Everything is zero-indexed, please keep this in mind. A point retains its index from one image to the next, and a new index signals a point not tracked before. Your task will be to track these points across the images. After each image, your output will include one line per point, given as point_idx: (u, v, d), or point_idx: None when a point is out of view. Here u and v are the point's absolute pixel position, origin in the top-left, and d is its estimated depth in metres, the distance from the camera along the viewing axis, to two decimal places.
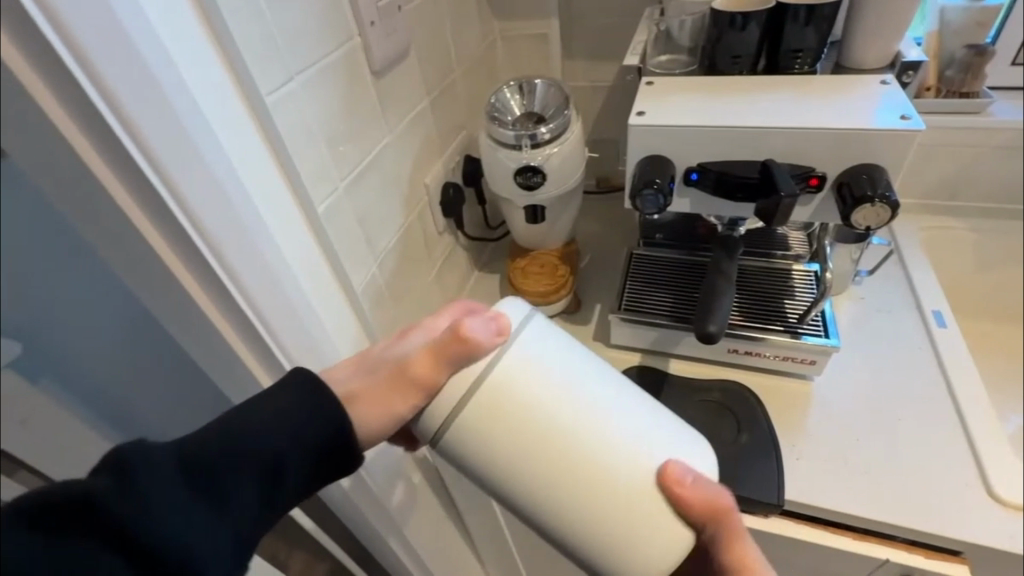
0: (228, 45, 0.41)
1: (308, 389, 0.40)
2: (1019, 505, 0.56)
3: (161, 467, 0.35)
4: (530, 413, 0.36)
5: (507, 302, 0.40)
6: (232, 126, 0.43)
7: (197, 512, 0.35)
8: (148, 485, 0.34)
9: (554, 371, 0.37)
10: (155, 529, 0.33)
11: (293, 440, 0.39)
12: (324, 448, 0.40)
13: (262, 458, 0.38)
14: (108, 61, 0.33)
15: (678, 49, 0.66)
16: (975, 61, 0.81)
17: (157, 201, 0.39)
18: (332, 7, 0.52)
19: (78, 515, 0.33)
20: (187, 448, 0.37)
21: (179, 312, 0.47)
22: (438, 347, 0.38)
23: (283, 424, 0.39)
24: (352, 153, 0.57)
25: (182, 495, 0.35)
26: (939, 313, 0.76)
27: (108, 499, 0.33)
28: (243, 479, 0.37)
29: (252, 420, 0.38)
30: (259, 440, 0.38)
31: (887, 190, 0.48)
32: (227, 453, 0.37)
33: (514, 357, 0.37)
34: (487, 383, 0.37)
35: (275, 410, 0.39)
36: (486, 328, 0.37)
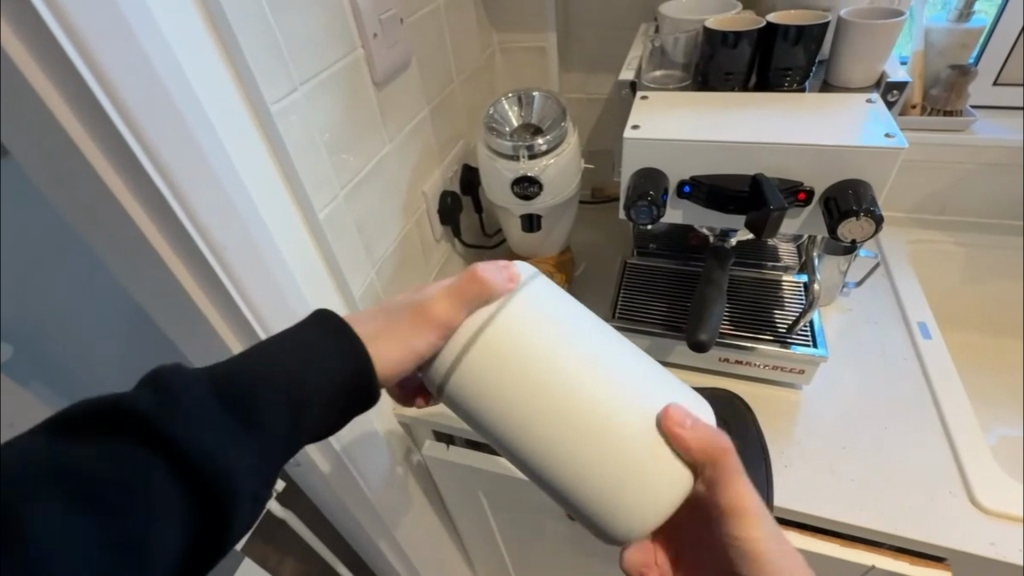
0: (235, 56, 0.42)
1: (332, 333, 0.41)
2: (1000, 512, 0.57)
3: (199, 385, 0.36)
4: (540, 366, 0.37)
5: (516, 258, 0.42)
6: (237, 133, 0.44)
7: (230, 432, 0.36)
8: (184, 399, 0.35)
9: (557, 322, 0.38)
10: (189, 439, 0.34)
11: (325, 368, 0.40)
12: (347, 385, 0.41)
13: (294, 384, 0.39)
14: (119, 69, 0.35)
15: (673, 65, 0.68)
16: (959, 82, 0.84)
17: (163, 205, 0.40)
18: (337, 19, 0.53)
19: (121, 424, 0.34)
20: (219, 371, 0.38)
21: (179, 313, 0.48)
22: (455, 289, 0.39)
23: (315, 351, 0.40)
24: (353, 161, 0.58)
25: (215, 411, 0.36)
26: (925, 324, 0.77)
27: (146, 407, 0.34)
28: (274, 401, 0.38)
29: (285, 345, 0.40)
30: (289, 366, 0.39)
31: (872, 205, 0.50)
32: (261, 376, 0.38)
33: (521, 307, 0.38)
34: (494, 332, 0.37)
35: (307, 337, 0.40)
36: (500, 273, 0.39)
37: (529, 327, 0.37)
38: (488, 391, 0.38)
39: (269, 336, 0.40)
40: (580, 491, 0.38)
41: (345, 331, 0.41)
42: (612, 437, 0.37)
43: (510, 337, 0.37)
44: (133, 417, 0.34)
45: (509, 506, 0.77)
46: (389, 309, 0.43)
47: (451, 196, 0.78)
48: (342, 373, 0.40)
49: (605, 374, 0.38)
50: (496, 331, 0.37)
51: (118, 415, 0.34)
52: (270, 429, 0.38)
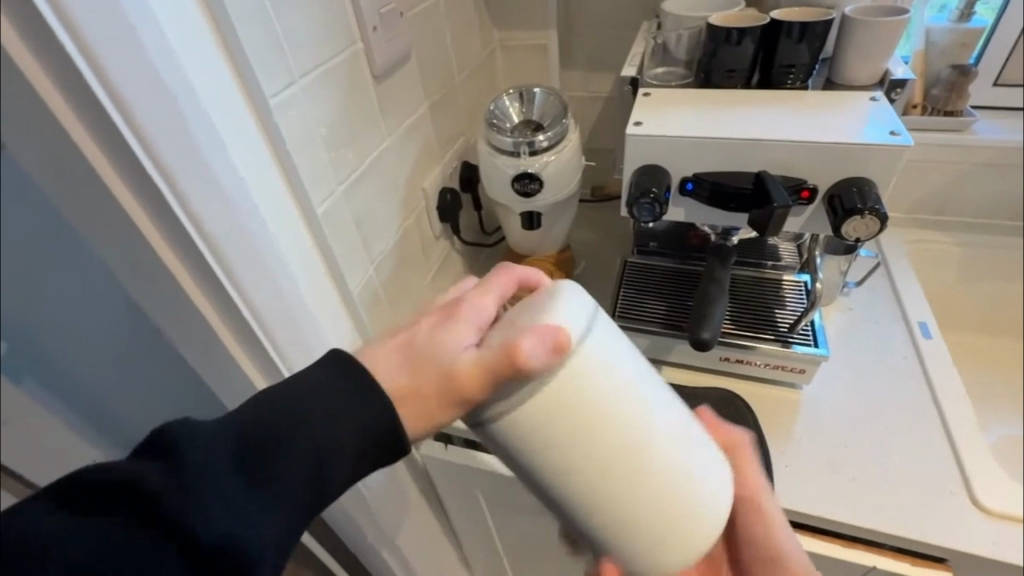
0: (233, 46, 0.41)
1: (353, 385, 0.38)
2: (1001, 513, 0.57)
3: (209, 454, 0.35)
4: (600, 420, 0.35)
5: (563, 296, 0.36)
6: (235, 126, 0.43)
7: (245, 504, 0.35)
8: (196, 470, 0.34)
9: (621, 366, 0.36)
10: (202, 514, 0.33)
11: (348, 434, 0.37)
12: (369, 445, 0.38)
13: (310, 445, 0.37)
14: (113, 56, 0.33)
15: (675, 62, 0.68)
16: (960, 81, 0.83)
17: (158, 199, 0.39)
18: (336, 12, 0.52)
19: (131, 494, 0.34)
20: (233, 435, 0.36)
21: (174, 311, 0.47)
22: (492, 355, 0.34)
23: (333, 413, 0.37)
24: (352, 156, 0.57)
25: (227, 483, 0.35)
26: (925, 324, 0.77)
27: (157, 479, 0.33)
28: (293, 468, 0.36)
29: (303, 404, 0.37)
30: (307, 427, 0.37)
31: (877, 203, 0.49)
32: (276, 439, 0.36)
33: (585, 361, 0.34)
34: (557, 390, 0.34)
35: (325, 396, 0.38)
36: (541, 347, 0.32)
37: (596, 378, 0.34)
38: (543, 438, 0.35)
39: (287, 390, 0.38)
40: (597, 523, 0.38)
41: (364, 383, 0.39)
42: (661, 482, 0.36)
43: (581, 387, 0.34)
44: (142, 487, 0.33)
45: (507, 506, 0.76)
46: (416, 350, 0.40)
47: (450, 193, 0.78)
48: (369, 426, 0.38)
49: (658, 422, 0.37)
50: (562, 383, 0.34)
51: (131, 486, 0.33)
52: (286, 492, 0.36)
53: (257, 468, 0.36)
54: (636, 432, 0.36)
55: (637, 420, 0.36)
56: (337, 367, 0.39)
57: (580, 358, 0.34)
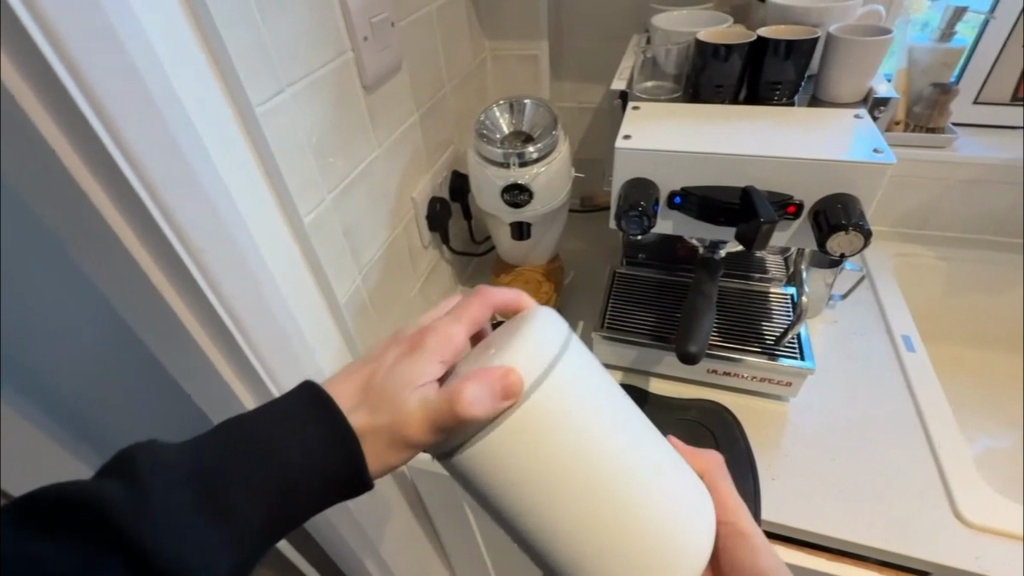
0: (221, 56, 0.41)
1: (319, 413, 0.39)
2: (984, 526, 0.57)
3: (170, 476, 0.36)
4: (564, 449, 0.35)
5: (540, 325, 0.36)
6: (222, 136, 0.43)
7: (201, 515, 0.36)
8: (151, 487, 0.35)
9: (595, 408, 0.36)
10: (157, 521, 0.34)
11: (309, 468, 0.37)
12: (339, 479, 0.38)
13: (268, 466, 0.37)
14: (96, 69, 0.33)
15: (664, 76, 0.68)
16: (941, 99, 0.85)
17: (140, 210, 0.38)
18: (326, 20, 0.52)
19: (87, 516, 0.34)
20: (197, 455, 0.37)
21: (152, 320, 0.45)
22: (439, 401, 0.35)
23: (289, 435, 0.38)
24: (341, 165, 0.57)
25: (183, 494, 0.35)
26: (909, 337, 0.78)
27: (112, 505, 0.34)
28: (253, 497, 0.37)
29: (265, 430, 0.38)
30: (265, 446, 0.37)
31: (861, 219, 0.50)
32: (234, 461, 0.37)
33: (544, 395, 0.34)
34: (512, 425, 0.34)
35: (276, 418, 0.38)
36: (482, 398, 0.33)
37: (565, 406, 0.35)
38: (506, 473, 0.35)
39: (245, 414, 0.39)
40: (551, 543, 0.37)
41: (337, 431, 0.38)
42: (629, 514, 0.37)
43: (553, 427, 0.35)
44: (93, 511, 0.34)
45: (497, 518, 0.75)
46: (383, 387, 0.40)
47: (440, 202, 0.77)
48: (325, 455, 0.38)
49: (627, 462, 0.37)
50: (518, 423, 0.34)
51: (86, 508, 0.34)
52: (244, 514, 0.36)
53: (217, 493, 0.36)
54: (604, 461, 0.36)
55: (598, 441, 0.36)
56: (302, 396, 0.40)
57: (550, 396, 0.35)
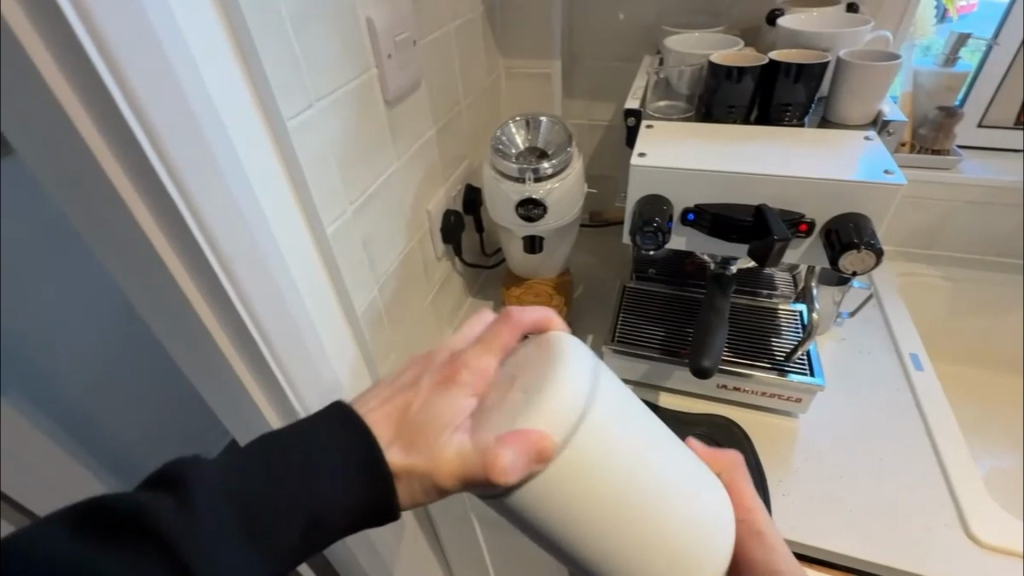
0: (256, 69, 0.43)
1: (361, 444, 0.38)
2: (996, 546, 0.57)
3: (214, 493, 0.35)
4: (603, 476, 0.34)
5: (567, 375, 0.35)
6: (253, 148, 0.44)
7: (238, 538, 0.35)
8: (196, 500, 0.34)
9: (626, 435, 0.36)
10: (197, 545, 0.33)
11: (343, 487, 0.37)
12: (371, 504, 0.38)
13: (312, 491, 0.36)
14: (142, 80, 0.34)
15: (677, 96, 0.70)
16: (947, 121, 0.86)
17: (176, 217, 0.39)
18: (352, 37, 0.54)
19: (134, 532, 0.33)
20: (239, 472, 0.36)
21: (174, 323, 0.47)
22: (473, 455, 0.35)
23: (326, 461, 0.37)
24: (362, 177, 0.58)
25: (220, 513, 0.35)
26: (917, 355, 0.79)
27: (164, 522, 0.33)
28: (284, 516, 0.36)
29: (302, 447, 0.37)
30: (301, 471, 0.36)
31: (872, 238, 0.51)
32: (273, 482, 0.36)
33: (583, 434, 0.34)
34: (552, 468, 0.33)
35: (310, 441, 0.37)
36: (519, 459, 0.32)
37: (601, 445, 0.34)
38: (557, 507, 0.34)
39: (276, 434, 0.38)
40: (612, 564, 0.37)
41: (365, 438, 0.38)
42: (648, 510, 0.36)
43: (588, 459, 0.34)
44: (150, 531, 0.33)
45: (502, 532, 0.75)
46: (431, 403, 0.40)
47: (453, 215, 0.79)
48: (362, 490, 0.37)
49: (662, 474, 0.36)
50: (565, 464, 0.33)
51: (131, 520, 0.33)
52: (281, 538, 0.36)
53: (256, 510, 0.36)
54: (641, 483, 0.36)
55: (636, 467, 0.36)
56: (335, 417, 0.39)
57: (581, 434, 0.34)
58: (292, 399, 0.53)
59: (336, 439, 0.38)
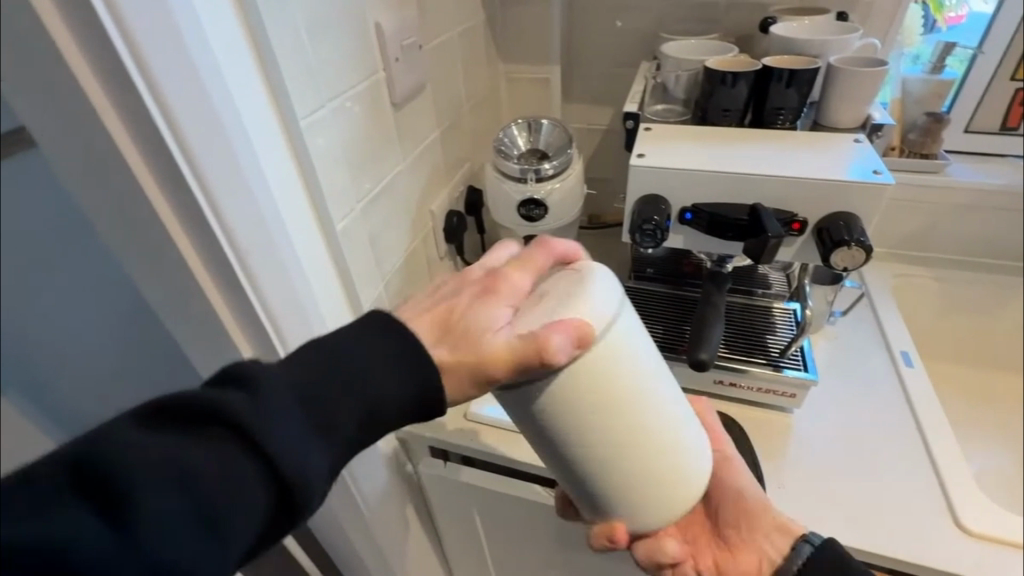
0: (273, 72, 0.44)
1: (381, 326, 0.38)
2: (984, 535, 0.59)
3: (281, 384, 0.34)
4: (625, 393, 0.37)
5: (594, 286, 0.37)
6: (270, 148, 0.46)
7: (309, 432, 0.34)
8: (269, 394, 0.33)
9: (642, 358, 0.38)
10: (275, 435, 0.32)
11: (396, 380, 0.37)
12: (417, 400, 0.37)
13: (369, 386, 0.36)
14: (169, 82, 0.36)
15: (673, 100, 0.72)
16: (934, 127, 0.89)
17: (196, 212, 0.41)
18: (362, 41, 0.56)
19: (215, 425, 0.31)
20: (302, 369, 0.35)
21: (191, 315, 0.49)
22: (521, 350, 0.34)
23: (377, 359, 0.36)
24: (370, 176, 0.60)
25: (291, 407, 0.33)
26: (907, 353, 0.81)
27: (240, 412, 0.31)
28: (342, 406, 0.35)
29: (356, 345, 0.37)
30: (354, 367, 0.36)
31: (862, 235, 0.52)
32: (331, 374, 0.35)
33: (604, 352, 0.35)
34: (582, 373, 0.35)
35: (355, 342, 0.37)
36: (567, 346, 0.33)
37: (618, 367, 0.37)
38: (582, 425, 0.37)
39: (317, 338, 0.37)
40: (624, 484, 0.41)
41: (403, 338, 0.38)
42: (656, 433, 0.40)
43: (606, 375, 0.36)
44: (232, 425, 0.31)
45: (504, 528, 0.77)
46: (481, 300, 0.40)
47: (456, 215, 0.80)
48: (412, 382, 0.37)
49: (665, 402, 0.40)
50: (589, 378, 0.36)
51: (212, 416, 0.31)
52: (343, 429, 0.35)
53: (317, 403, 0.35)
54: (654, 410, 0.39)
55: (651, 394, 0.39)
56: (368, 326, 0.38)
57: (604, 348, 0.35)
58: None
59: (381, 338, 0.37)
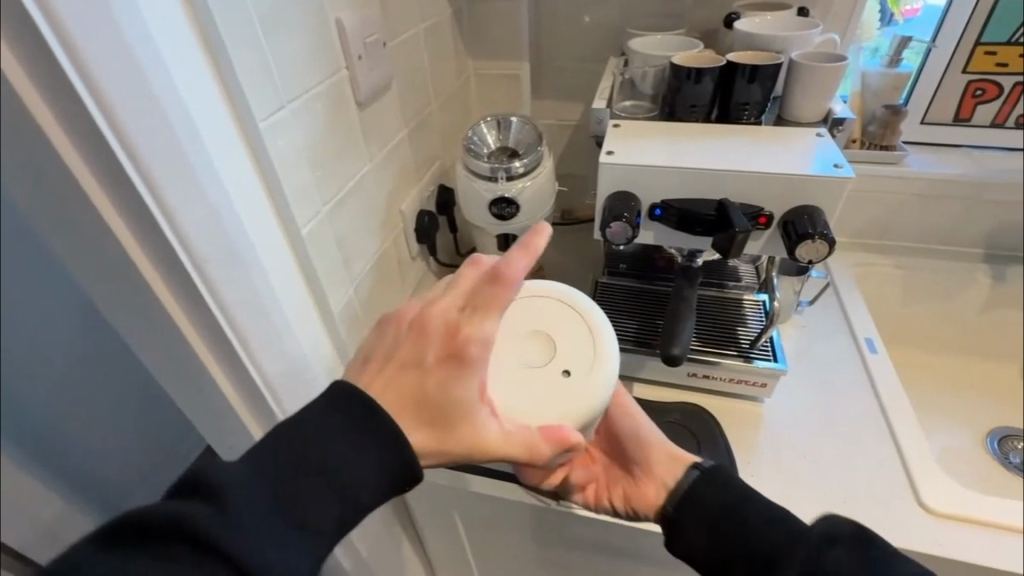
0: (227, 73, 0.42)
1: (368, 421, 0.37)
2: (945, 513, 0.62)
3: (252, 488, 0.34)
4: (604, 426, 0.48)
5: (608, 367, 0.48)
6: (228, 153, 0.44)
7: (288, 537, 0.34)
8: (240, 504, 0.33)
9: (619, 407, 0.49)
10: (245, 549, 0.32)
11: (376, 473, 0.37)
12: (401, 483, 0.38)
13: (345, 486, 0.36)
14: (113, 87, 0.34)
15: (642, 96, 0.73)
16: (892, 119, 0.91)
17: (150, 222, 0.39)
18: (323, 40, 0.54)
19: (178, 539, 0.32)
20: (273, 468, 0.35)
21: (149, 330, 0.47)
22: (517, 446, 0.40)
23: (357, 450, 0.37)
24: (335, 178, 0.58)
25: (265, 515, 0.34)
26: (871, 339, 0.83)
27: (207, 527, 0.32)
28: (325, 504, 0.36)
29: (336, 439, 0.36)
30: (334, 464, 0.36)
31: (825, 229, 0.53)
32: (308, 475, 0.36)
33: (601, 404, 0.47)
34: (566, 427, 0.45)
35: (335, 431, 0.37)
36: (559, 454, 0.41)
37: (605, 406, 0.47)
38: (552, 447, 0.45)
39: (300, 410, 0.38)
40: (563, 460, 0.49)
41: (379, 428, 0.37)
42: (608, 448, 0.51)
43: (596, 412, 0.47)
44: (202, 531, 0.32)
45: (484, 528, 0.76)
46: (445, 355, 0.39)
47: (428, 215, 0.79)
48: (392, 463, 0.37)
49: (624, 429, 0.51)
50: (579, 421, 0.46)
51: (176, 532, 0.32)
52: (323, 525, 0.36)
53: (296, 504, 0.35)
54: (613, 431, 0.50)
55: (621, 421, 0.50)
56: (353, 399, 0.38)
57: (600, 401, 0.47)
58: (271, 401, 0.53)
59: (362, 422, 0.37)
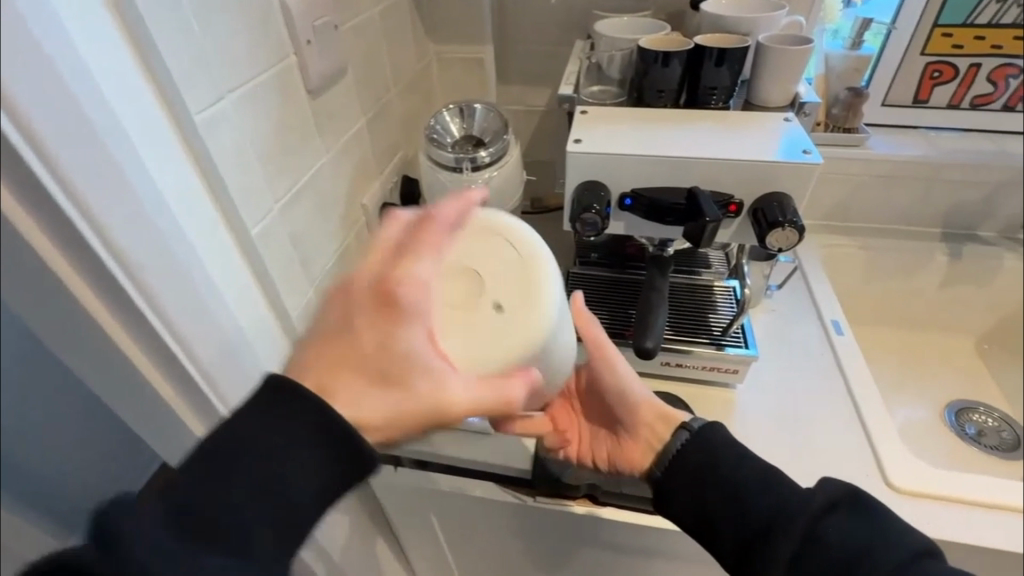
0: (154, 61, 0.38)
1: (282, 406, 0.34)
2: (910, 490, 0.63)
3: (152, 511, 0.31)
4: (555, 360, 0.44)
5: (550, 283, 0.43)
6: (160, 151, 0.40)
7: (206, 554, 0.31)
8: (137, 528, 0.30)
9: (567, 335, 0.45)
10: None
11: (300, 459, 0.34)
12: (337, 461, 0.35)
13: (299, 472, 0.34)
14: (15, 79, 0.29)
15: (609, 80, 0.70)
16: (855, 101, 0.93)
17: (74, 232, 0.35)
18: (266, 24, 0.50)
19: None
20: (176, 484, 0.32)
21: (79, 350, 0.42)
22: (487, 401, 0.36)
23: (290, 456, 0.33)
24: (287, 174, 0.55)
25: (174, 534, 0.31)
26: (837, 321, 0.84)
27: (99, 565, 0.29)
28: (248, 504, 0.33)
29: (247, 429, 0.33)
30: (249, 457, 0.33)
31: (795, 216, 0.52)
32: (220, 479, 0.33)
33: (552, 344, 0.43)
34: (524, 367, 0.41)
35: (249, 427, 0.33)
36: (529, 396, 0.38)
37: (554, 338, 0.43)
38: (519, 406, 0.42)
39: (219, 427, 0.34)
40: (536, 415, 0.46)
41: (303, 403, 0.34)
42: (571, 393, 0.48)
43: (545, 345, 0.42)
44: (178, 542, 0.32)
45: (460, 526, 0.75)
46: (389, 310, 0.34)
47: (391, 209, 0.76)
48: (321, 443, 0.34)
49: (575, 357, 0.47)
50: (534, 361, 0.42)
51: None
52: (252, 530, 0.33)
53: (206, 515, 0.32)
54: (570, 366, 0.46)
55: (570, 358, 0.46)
56: (266, 402, 0.34)
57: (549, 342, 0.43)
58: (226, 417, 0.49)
59: (292, 420, 0.34)
